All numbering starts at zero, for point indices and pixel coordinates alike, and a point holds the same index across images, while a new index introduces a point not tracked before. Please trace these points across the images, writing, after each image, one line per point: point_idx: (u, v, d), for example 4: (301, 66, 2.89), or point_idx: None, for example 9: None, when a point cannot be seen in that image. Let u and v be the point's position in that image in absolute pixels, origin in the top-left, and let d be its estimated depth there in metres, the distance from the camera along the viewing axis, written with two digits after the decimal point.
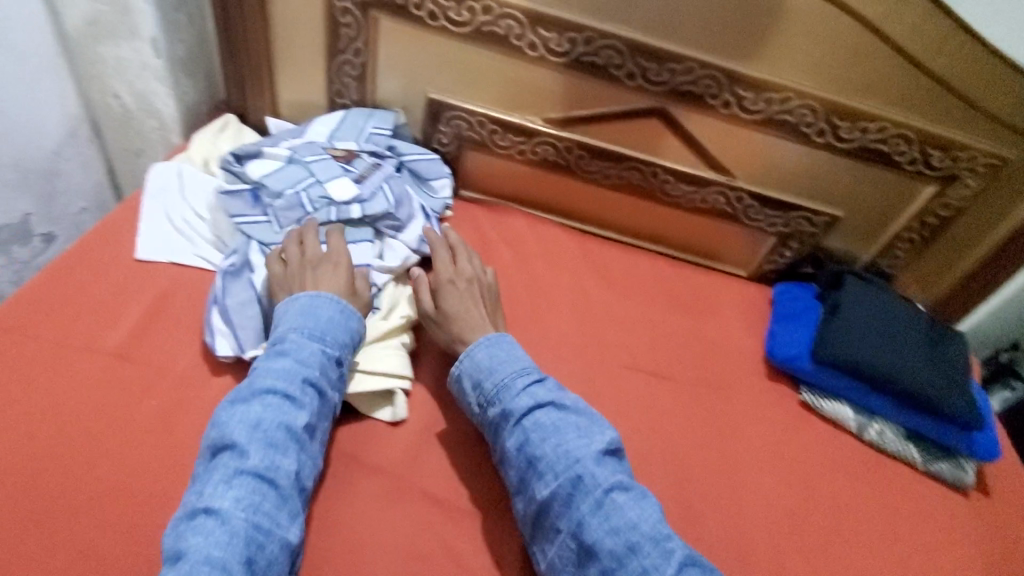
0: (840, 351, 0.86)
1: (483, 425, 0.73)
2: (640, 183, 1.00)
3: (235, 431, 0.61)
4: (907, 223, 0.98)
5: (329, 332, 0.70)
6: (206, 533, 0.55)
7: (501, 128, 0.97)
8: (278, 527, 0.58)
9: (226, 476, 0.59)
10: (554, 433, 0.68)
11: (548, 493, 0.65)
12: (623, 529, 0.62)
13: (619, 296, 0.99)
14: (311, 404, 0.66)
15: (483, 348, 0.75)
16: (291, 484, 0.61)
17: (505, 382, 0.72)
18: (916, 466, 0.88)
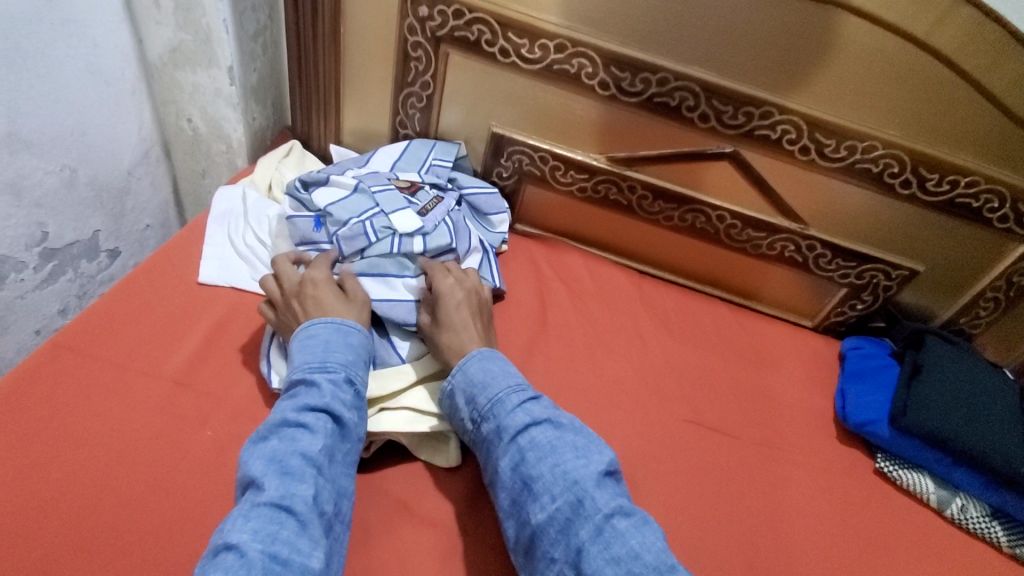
0: (921, 417, 0.79)
1: (475, 443, 0.68)
2: (704, 226, 0.97)
3: (251, 466, 0.57)
4: (994, 283, 0.91)
5: (330, 355, 0.66)
6: (224, 568, 0.48)
7: (563, 164, 0.95)
8: (299, 554, 0.51)
9: (241, 510, 0.53)
10: (550, 451, 0.62)
11: (544, 517, 0.58)
12: (629, 559, 0.53)
13: (678, 341, 0.94)
14: (322, 425, 0.60)
15: (477, 361, 0.71)
16: (311, 510, 0.54)
17: (499, 397, 0.67)
18: (1001, 548, 0.78)
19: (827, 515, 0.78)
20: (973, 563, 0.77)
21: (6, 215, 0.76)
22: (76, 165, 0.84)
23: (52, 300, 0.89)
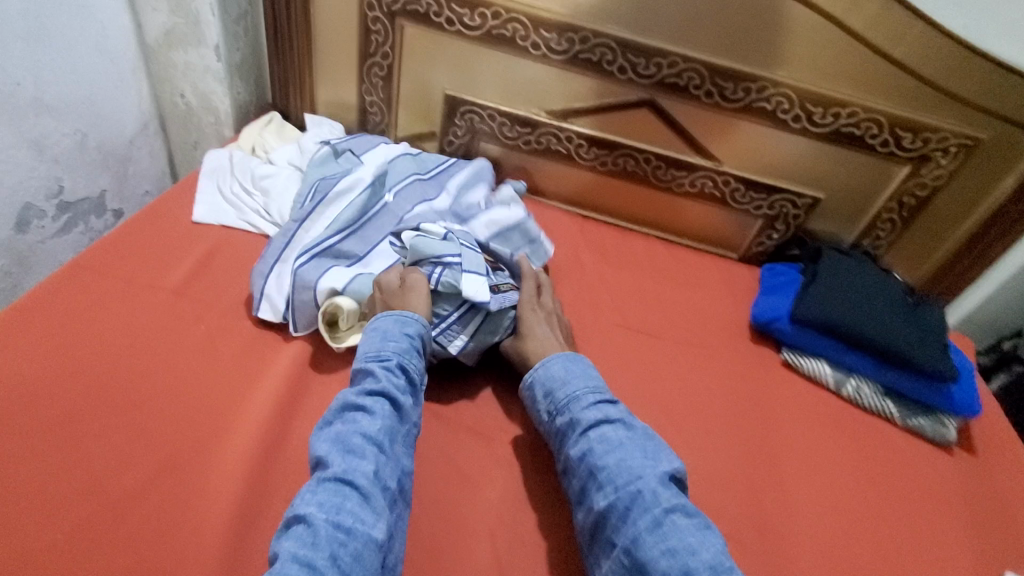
0: (811, 309, 0.92)
1: (550, 434, 0.73)
2: (634, 169, 1.11)
3: (319, 447, 0.62)
4: (886, 203, 1.05)
5: (386, 345, 0.70)
6: (295, 536, 0.53)
7: (509, 120, 1.10)
8: (361, 524, 0.55)
9: (311, 484, 0.58)
10: (616, 448, 0.66)
11: (606, 504, 0.62)
12: (683, 550, 0.57)
13: (614, 268, 1.08)
14: (380, 409, 0.65)
15: (559, 360, 0.76)
16: (372, 484, 0.58)
17: (576, 394, 0.72)
18: (896, 422, 0.89)
19: (737, 395, 0.90)
20: (867, 432, 0.88)
21: (31, 168, 0.90)
22: (87, 130, 0.99)
23: (67, 249, 1.03)
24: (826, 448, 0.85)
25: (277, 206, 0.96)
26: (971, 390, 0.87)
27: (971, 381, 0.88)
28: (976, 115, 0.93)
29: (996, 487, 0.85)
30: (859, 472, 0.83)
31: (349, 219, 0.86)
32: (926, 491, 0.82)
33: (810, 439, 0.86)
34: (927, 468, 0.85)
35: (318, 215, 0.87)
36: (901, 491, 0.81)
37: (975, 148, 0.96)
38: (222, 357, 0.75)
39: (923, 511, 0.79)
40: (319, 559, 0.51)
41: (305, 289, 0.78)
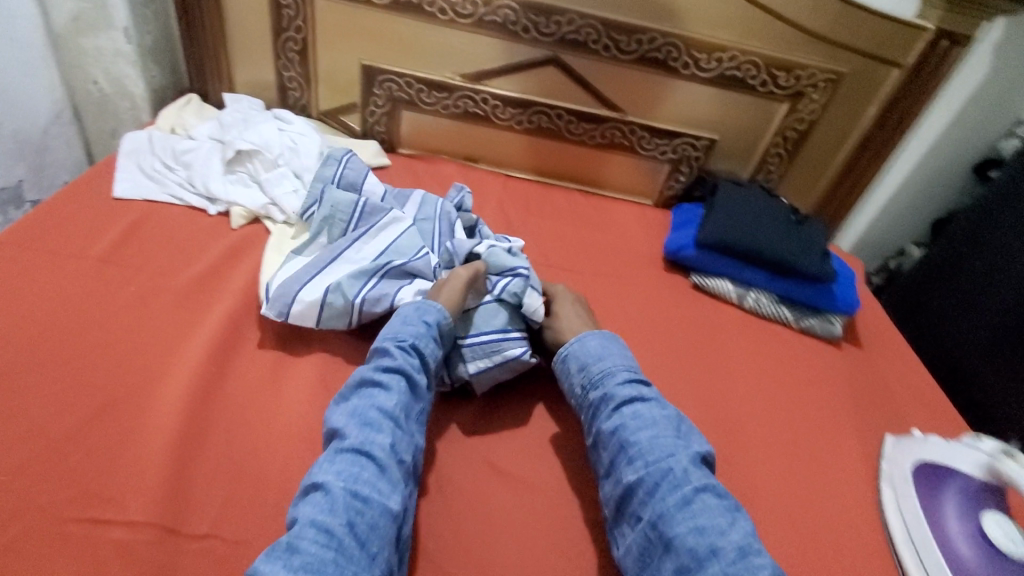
0: (711, 232, 1.02)
1: (581, 407, 0.71)
2: (547, 126, 1.19)
3: (336, 419, 0.62)
4: (773, 139, 1.17)
5: (404, 327, 0.70)
6: (314, 502, 0.54)
7: (426, 86, 1.16)
8: (377, 494, 0.55)
9: (328, 454, 0.58)
10: (650, 425, 0.64)
11: (636, 478, 0.61)
12: (713, 528, 0.55)
13: (537, 218, 1.14)
14: (397, 386, 0.64)
15: (597, 337, 0.76)
16: (388, 457, 0.58)
17: (611, 369, 0.71)
18: (792, 326, 0.99)
19: (656, 312, 0.96)
20: (772, 335, 0.97)
21: None
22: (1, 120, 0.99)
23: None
24: (739, 350, 0.92)
25: (201, 177, 0.97)
26: (849, 289, 1.00)
27: (850, 284, 1.01)
28: (837, 52, 1.05)
29: (885, 369, 0.95)
30: (763, 366, 0.91)
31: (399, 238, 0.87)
32: (826, 376, 0.91)
33: (725, 343, 0.93)
34: (823, 360, 0.94)
35: (369, 235, 0.86)
36: (804, 378, 0.90)
37: (838, 82, 1.08)
38: (151, 314, 0.76)
39: (824, 391, 0.88)
40: (337, 526, 0.52)
41: (382, 298, 0.78)
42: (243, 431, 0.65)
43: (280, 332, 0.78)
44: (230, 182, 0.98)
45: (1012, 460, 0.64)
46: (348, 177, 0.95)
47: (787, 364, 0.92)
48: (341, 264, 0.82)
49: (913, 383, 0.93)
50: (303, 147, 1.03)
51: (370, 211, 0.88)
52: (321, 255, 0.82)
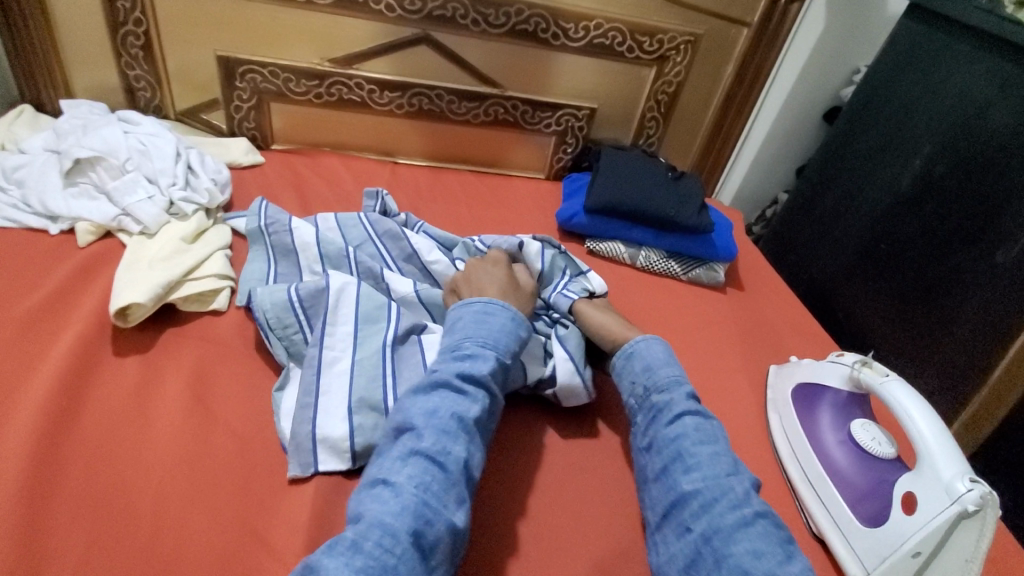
0: (600, 197, 1.04)
1: (638, 409, 0.66)
2: (429, 107, 1.16)
3: (414, 414, 0.58)
4: (648, 104, 1.22)
5: (498, 336, 0.65)
6: (380, 500, 0.50)
7: (293, 75, 1.10)
8: (447, 509, 0.51)
9: (402, 453, 0.54)
10: (711, 440, 0.60)
11: (693, 488, 0.56)
12: (770, 554, 0.50)
13: (430, 201, 1.10)
14: (481, 399, 0.60)
15: (663, 344, 0.71)
16: (461, 471, 0.54)
17: (679, 379, 0.66)
18: (681, 278, 1.04)
19: None
20: (666, 289, 1.01)
21: None
22: None
23: None
24: (638, 306, 0.95)
25: (38, 194, 0.86)
26: (727, 237, 1.06)
27: (728, 232, 1.07)
28: (692, 16, 1.11)
29: (769, 306, 1.02)
30: (662, 318, 0.93)
31: (366, 309, 0.73)
32: (718, 319, 0.96)
33: (624, 301, 0.95)
34: (714, 306, 0.99)
35: (331, 317, 0.71)
36: (699, 323, 0.94)
37: (697, 44, 1.15)
38: None
39: (717, 332, 0.93)
40: (404, 533, 0.48)
41: None
42: (109, 466, 0.58)
43: (145, 352, 0.70)
44: (72, 196, 0.87)
45: (868, 368, 0.67)
46: (281, 242, 0.84)
47: (682, 313, 0.95)
48: (335, 375, 0.67)
49: (793, 317, 1.00)
50: (155, 150, 0.94)
51: (309, 296, 0.72)
52: (306, 378, 0.66)
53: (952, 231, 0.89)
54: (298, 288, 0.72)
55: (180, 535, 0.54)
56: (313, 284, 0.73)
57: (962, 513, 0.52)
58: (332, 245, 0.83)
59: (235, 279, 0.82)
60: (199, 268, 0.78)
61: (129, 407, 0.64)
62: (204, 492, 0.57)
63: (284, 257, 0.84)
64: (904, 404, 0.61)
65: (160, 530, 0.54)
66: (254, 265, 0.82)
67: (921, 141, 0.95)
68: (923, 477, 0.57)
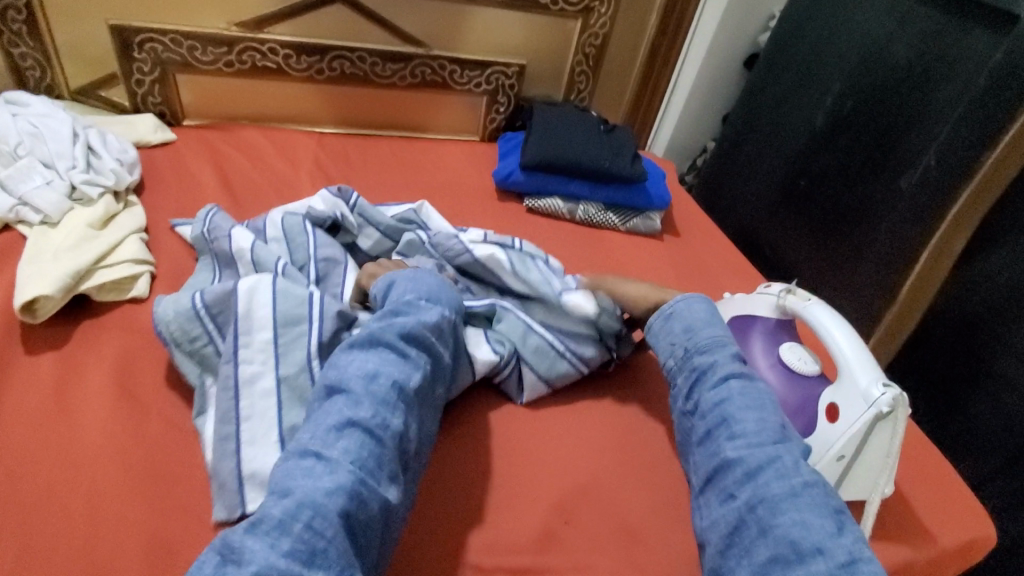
0: (534, 154, 1.04)
1: (677, 370, 0.65)
2: (352, 71, 1.11)
3: (350, 379, 0.56)
4: (576, 57, 1.21)
5: (438, 300, 0.66)
6: (311, 473, 0.49)
7: (198, 42, 1.02)
8: (380, 486, 0.51)
9: (337, 425, 0.53)
10: (758, 406, 0.59)
11: (736, 455, 0.56)
12: (817, 526, 0.49)
13: (361, 169, 1.06)
14: (421, 365, 0.60)
15: (702, 303, 0.69)
16: (396, 445, 0.54)
17: (722, 340, 0.65)
18: (621, 229, 1.06)
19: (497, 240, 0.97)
20: (605, 240, 1.03)
21: None
22: None
23: None
24: (578, 259, 0.97)
25: None
26: (661, 185, 1.09)
27: (660, 180, 1.10)
28: None
29: (701, 249, 1.05)
30: (604, 270, 0.95)
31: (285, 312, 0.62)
32: (656, 265, 0.99)
33: (565, 256, 0.97)
34: (653, 255, 1.01)
35: (246, 321, 0.61)
36: (638, 270, 0.97)
37: None
38: None
39: (655, 276, 0.96)
40: (334, 513, 0.47)
41: None
42: (32, 470, 0.55)
43: (60, 349, 0.65)
44: None
45: (793, 295, 0.72)
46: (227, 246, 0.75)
47: (624, 264, 0.97)
48: (258, 393, 0.59)
49: (726, 258, 1.04)
50: (48, 131, 0.85)
51: (216, 301, 0.62)
52: (223, 403, 0.58)
53: (860, 161, 0.95)
54: (204, 293, 0.62)
55: (120, 530, 0.52)
56: (221, 287, 0.63)
57: (877, 415, 0.58)
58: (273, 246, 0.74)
59: (155, 263, 0.77)
60: (113, 254, 0.73)
61: (48, 408, 0.59)
62: (147, 487, 0.55)
63: (228, 267, 0.74)
64: (827, 325, 0.65)
65: (99, 531, 0.52)
66: (198, 276, 0.74)
67: (831, 78, 1.00)
68: (843, 388, 0.62)
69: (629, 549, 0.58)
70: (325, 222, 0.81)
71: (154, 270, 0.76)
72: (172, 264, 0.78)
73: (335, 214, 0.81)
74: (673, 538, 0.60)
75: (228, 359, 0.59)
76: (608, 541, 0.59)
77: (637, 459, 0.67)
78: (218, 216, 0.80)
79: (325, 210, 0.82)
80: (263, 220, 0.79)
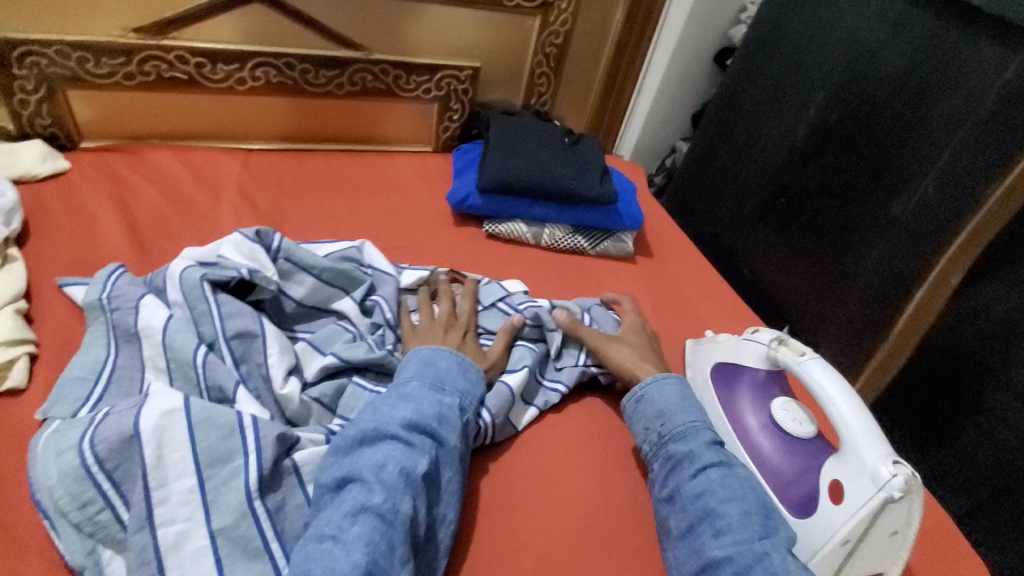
0: (492, 174, 0.93)
1: (653, 457, 0.60)
2: (279, 80, 0.97)
3: (362, 464, 0.52)
4: (535, 57, 1.10)
5: (449, 381, 0.60)
6: (325, 557, 0.46)
7: (89, 53, 0.86)
8: (395, 569, 0.47)
9: (352, 508, 0.49)
10: (738, 497, 0.54)
11: (724, 554, 0.51)
12: None
13: (297, 195, 0.93)
14: (431, 449, 0.54)
15: (674, 381, 0.64)
16: (408, 531, 0.49)
17: (694, 425, 0.60)
18: (590, 253, 0.97)
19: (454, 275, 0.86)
20: (575, 268, 0.94)
21: None
22: None
23: None
24: (546, 292, 0.87)
25: None
26: (632, 203, 1.00)
27: (632, 198, 1.01)
28: None
29: (676, 271, 0.98)
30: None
31: (207, 450, 0.51)
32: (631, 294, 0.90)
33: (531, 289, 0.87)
34: (627, 281, 0.93)
35: (154, 472, 0.49)
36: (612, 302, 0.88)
37: None
38: None
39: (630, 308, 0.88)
40: None
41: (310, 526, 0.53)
42: None
43: None
44: None
45: (785, 347, 0.64)
46: (124, 321, 0.63)
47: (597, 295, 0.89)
48: (188, 558, 0.48)
49: (703, 280, 0.97)
50: None
51: (113, 452, 0.49)
52: None
53: (849, 182, 0.88)
54: (93, 442, 0.49)
55: None
56: (117, 432, 0.50)
57: (887, 499, 0.52)
58: (179, 329, 0.61)
59: (37, 339, 0.64)
60: None
61: None
62: None
63: (127, 342, 0.62)
64: (824, 387, 0.58)
65: None
66: (88, 354, 0.61)
67: (814, 88, 0.92)
68: (848, 463, 0.55)
69: None
70: (229, 283, 0.66)
71: (35, 349, 0.63)
72: (62, 336, 0.65)
73: (240, 271, 0.66)
74: None
75: (140, 528, 0.47)
76: None
77: (621, 544, 0.59)
78: (114, 280, 0.67)
79: (228, 268, 0.66)
80: (164, 275, 0.67)
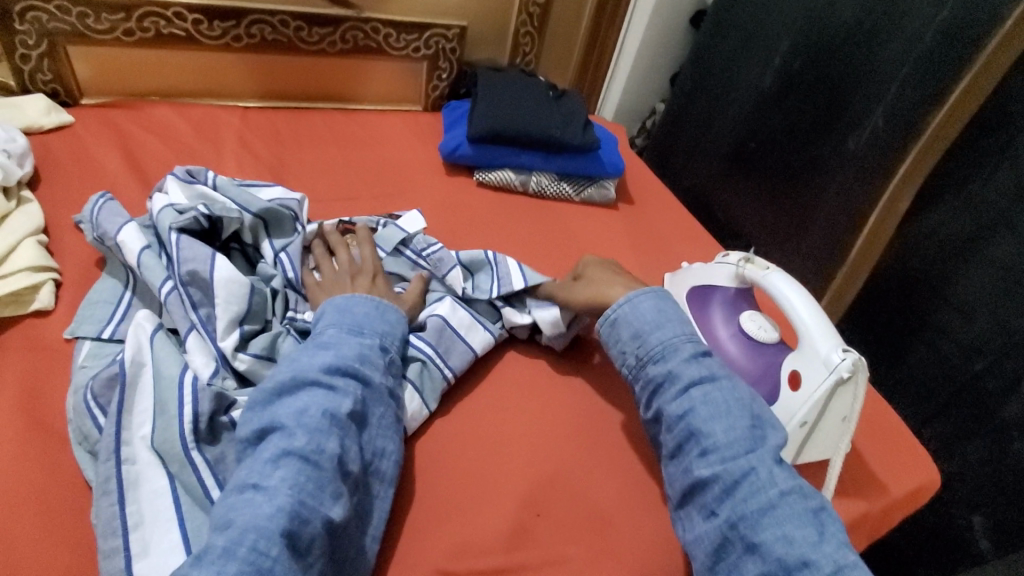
0: (481, 124, 0.98)
1: (634, 378, 0.63)
2: (274, 37, 1.00)
3: (282, 413, 0.52)
4: (520, 17, 1.14)
5: (369, 326, 0.61)
6: (251, 503, 0.46)
7: (89, 8, 0.89)
8: (324, 505, 0.48)
9: (273, 454, 0.49)
10: (723, 414, 0.57)
11: (711, 473, 0.54)
12: (800, 538, 0.50)
13: (294, 147, 0.98)
14: (355, 391, 0.55)
15: (651, 296, 0.65)
16: (337, 467, 0.50)
17: (671, 342, 0.62)
18: (575, 200, 1.03)
19: (447, 218, 0.92)
20: (560, 213, 0.99)
21: None
22: None
23: None
24: (533, 233, 0.93)
25: None
26: (614, 153, 1.05)
27: (613, 148, 1.06)
28: None
29: (655, 216, 1.04)
30: (561, 243, 0.93)
31: (167, 395, 0.52)
32: (612, 236, 0.96)
33: (519, 231, 0.93)
34: (609, 225, 0.99)
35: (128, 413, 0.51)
36: (595, 242, 0.94)
37: None
38: None
39: (613, 247, 0.94)
40: (274, 538, 0.44)
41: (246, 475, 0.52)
42: None
43: None
44: None
45: (751, 264, 0.71)
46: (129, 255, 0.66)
47: (581, 236, 0.95)
48: (146, 496, 0.48)
49: (681, 225, 1.03)
50: None
51: (103, 389, 0.53)
52: (103, 511, 0.47)
53: (811, 123, 0.96)
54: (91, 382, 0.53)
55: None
56: (107, 370, 0.54)
57: (838, 380, 0.59)
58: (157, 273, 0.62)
59: (59, 269, 0.68)
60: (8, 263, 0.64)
61: None
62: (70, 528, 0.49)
63: None
64: (785, 292, 0.65)
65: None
66: (108, 281, 0.66)
67: (779, 37, 0.99)
68: (805, 355, 0.62)
69: (601, 535, 0.58)
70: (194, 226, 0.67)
71: (58, 276, 0.67)
72: (81, 267, 0.69)
73: (200, 213, 0.68)
74: (642, 520, 0.60)
75: (111, 461, 0.49)
76: (579, 530, 0.58)
77: (604, 442, 0.66)
78: (106, 208, 0.69)
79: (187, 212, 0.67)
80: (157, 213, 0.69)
